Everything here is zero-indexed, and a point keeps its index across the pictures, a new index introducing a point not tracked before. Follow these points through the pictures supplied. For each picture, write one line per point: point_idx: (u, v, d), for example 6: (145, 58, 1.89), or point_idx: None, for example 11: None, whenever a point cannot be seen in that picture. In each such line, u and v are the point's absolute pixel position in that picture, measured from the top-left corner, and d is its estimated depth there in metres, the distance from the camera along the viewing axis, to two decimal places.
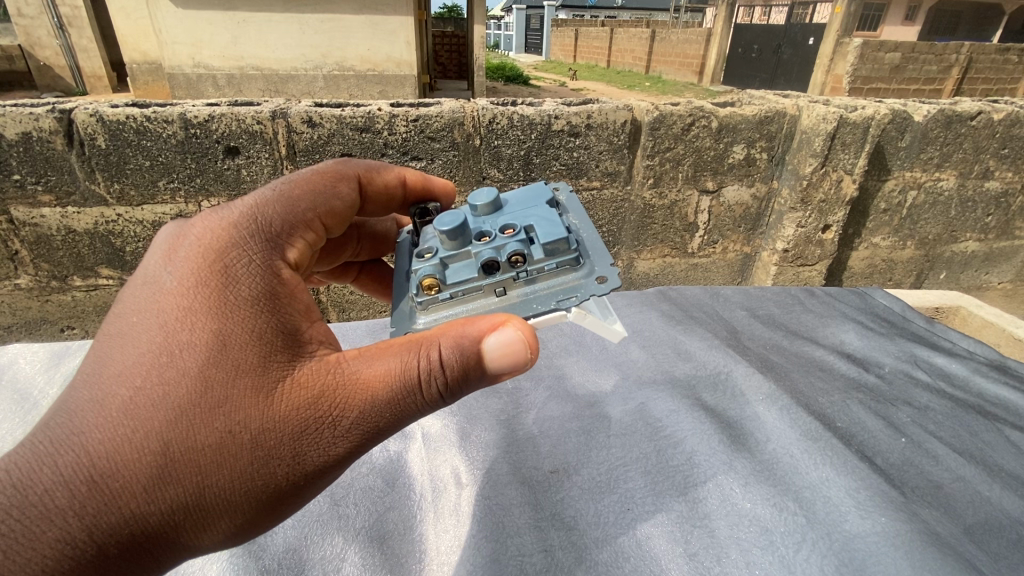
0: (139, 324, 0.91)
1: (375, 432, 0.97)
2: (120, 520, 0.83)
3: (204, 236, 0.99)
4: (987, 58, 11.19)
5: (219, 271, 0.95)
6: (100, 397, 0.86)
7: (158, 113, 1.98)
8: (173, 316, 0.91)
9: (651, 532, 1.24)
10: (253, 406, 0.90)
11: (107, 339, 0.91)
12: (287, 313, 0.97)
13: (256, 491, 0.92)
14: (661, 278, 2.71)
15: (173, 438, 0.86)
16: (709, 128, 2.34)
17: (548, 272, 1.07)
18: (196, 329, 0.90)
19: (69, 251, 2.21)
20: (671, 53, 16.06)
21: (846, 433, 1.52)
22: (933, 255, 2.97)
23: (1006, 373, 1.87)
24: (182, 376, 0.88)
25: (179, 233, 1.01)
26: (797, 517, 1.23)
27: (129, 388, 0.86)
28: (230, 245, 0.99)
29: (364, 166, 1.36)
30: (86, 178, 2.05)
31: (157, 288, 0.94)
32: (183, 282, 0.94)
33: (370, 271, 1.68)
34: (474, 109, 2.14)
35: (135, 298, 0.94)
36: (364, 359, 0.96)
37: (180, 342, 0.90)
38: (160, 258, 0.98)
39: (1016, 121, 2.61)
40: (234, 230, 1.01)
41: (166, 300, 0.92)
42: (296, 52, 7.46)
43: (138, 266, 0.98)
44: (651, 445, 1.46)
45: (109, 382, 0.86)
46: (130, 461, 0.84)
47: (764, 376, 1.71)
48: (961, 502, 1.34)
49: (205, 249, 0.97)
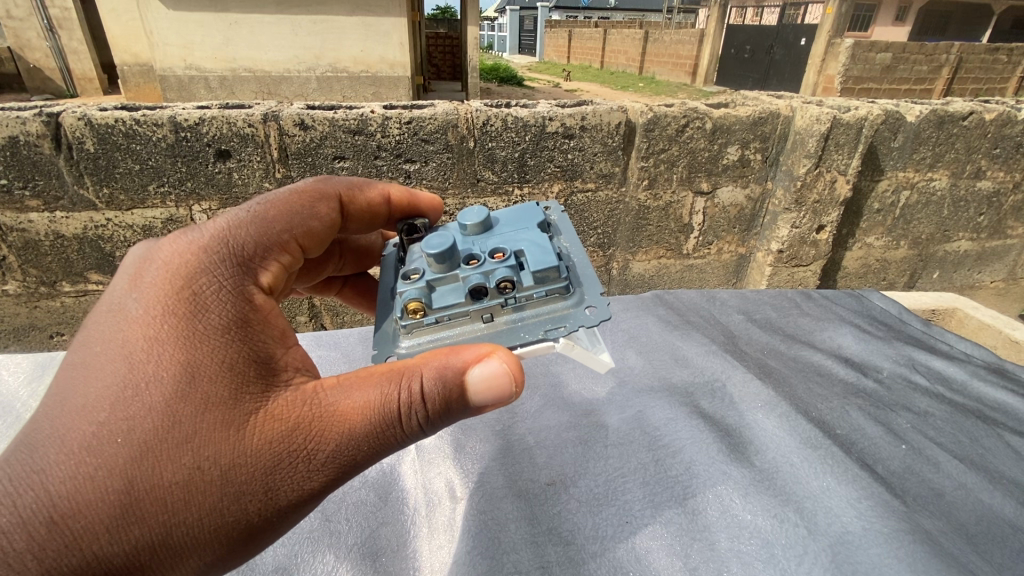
0: (104, 356, 0.88)
1: (352, 465, 0.95)
2: (81, 563, 0.81)
3: (172, 260, 0.97)
4: (976, 58, 11.27)
5: (187, 298, 0.93)
6: (60, 433, 0.83)
7: (148, 116, 1.94)
8: (139, 347, 0.88)
9: (649, 546, 1.22)
10: (224, 440, 0.88)
11: (68, 371, 0.88)
12: (260, 341, 0.95)
13: (226, 529, 0.90)
14: (656, 280, 2.69)
15: (138, 475, 0.84)
16: (703, 130, 2.32)
17: (536, 299, 1.06)
18: (163, 361, 0.88)
19: (57, 256, 2.17)
20: (665, 53, 16.10)
21: (846, 440, 1.50)
22: (927, 255, 2.96)
23: (1003, 376, 1.86)
24: (149, 411, 0.86)
25: (146, 256, 0.98)
26: (798, 529, 1.21)
27: (92, 423, 0.84)
28: (200, 269, 0.96)
29: (347, 183, 1.33)
30: (74, 182, 2.02)
31: (122, 316, 0.91)
32: (149, 309, 0.91)
33: (354, 284, 1.67)
34: (467, 111, 2.12)
35: (98, 327, 0.91)
36: (343, 388, 0.95)
37: (146, 375, 0.87)
38: (125, 284, 0.95)
39: (1007, 121, 2.61)
40: (203, 254, 0.98)
41: (130, 329, 0.89)
42: (288, 53, 7.41)
43: (104, 292, 0.96)
44: (649, 454, 1.44)
45: (71, 417, 0.84)
46: (93, 500, 0.81)
47: (762, 382, 1.69)
48: (963, 510, 1.32)
49: (173, 274, 0.95)
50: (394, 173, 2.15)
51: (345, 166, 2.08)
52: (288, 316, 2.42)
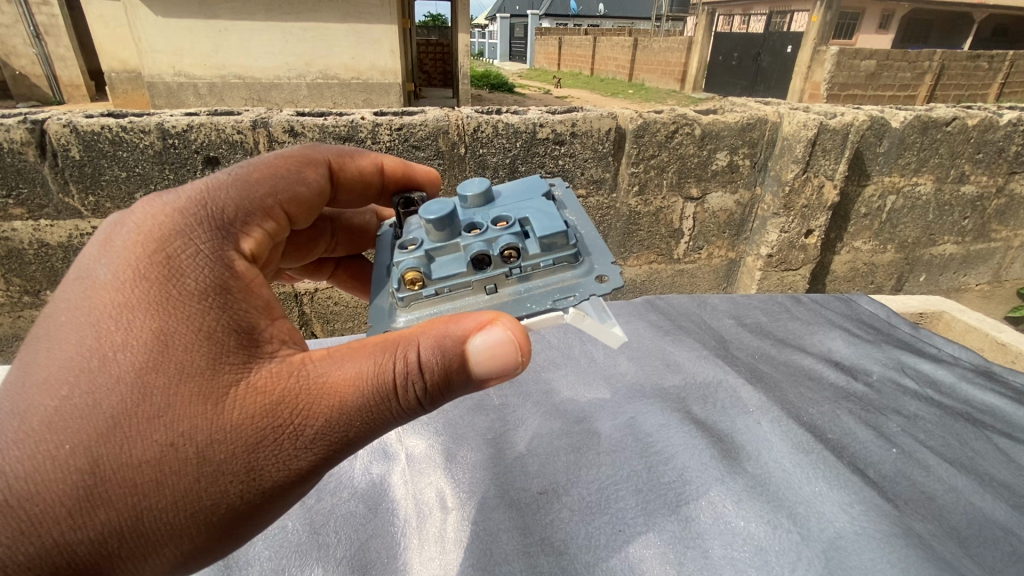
0: (69, 327, 0.86)
1: (341, 443, 0.94)
2: (41, 550, 0.79)
3: (144, 224, 0.95)
4: (958, 65, 11.44)
5: (161, 262, 0.91)
6: (21, 409, 0.81)
7: (135, 123, 1.92)
8: (107, 316, 0.86)
9: (643, 555, 1.21)
10: (200, 415, 0.86)
11: (33, 344, 0.87)
12: (239, 307, 0.93)
13: (204, 514, 0.88)
14: (647, 285, 2.69)
15: (106, 452, 0.82)
16: (692, 136, 2.33)
17: (541, 270, 1.05)
18: (133, 330, 0.86)
19: (42, 265, 2.14)
20: (654, 61, 16.22)
21: (837, 444, 1.50)
22: (913, 258, 2.98)
23: (991, 378, 1.87)
24: (116, 382, 0.84)
25: (119, 222, 0.96)
26: (791, 534, 1.21)
27: (55, 397, 0.82)
28: (175, 233, 0.94)
29: (336, 151, 1.34)
30: (59, 190, 1.99)
31: (92, 284, 0.89)
32: (119, 276, 0.89)
33: (349, 268, 1.66)
34: (458, 117, 2.11)
35: (65, 297, 0.89)
36: (332, 361, 0.93)
37: (115, 345, 0.85)
38: (98, 250, 0.93)
39: (989, 127, 2.64)
40: (179, 217, 0.96)
41: (100, 299, 0.88)
42: (278, 60, 7.39)
43: (74, 260, 0.94)
44: (640, 462, 1.43)
45: (33, 390, 0.82)
46: (54, 481, 0.79)
47: (754, 386, 1.69)
48: (954, 514, 1.32)
49: (146, 239, 0.93)
50: None
51: None
52: None
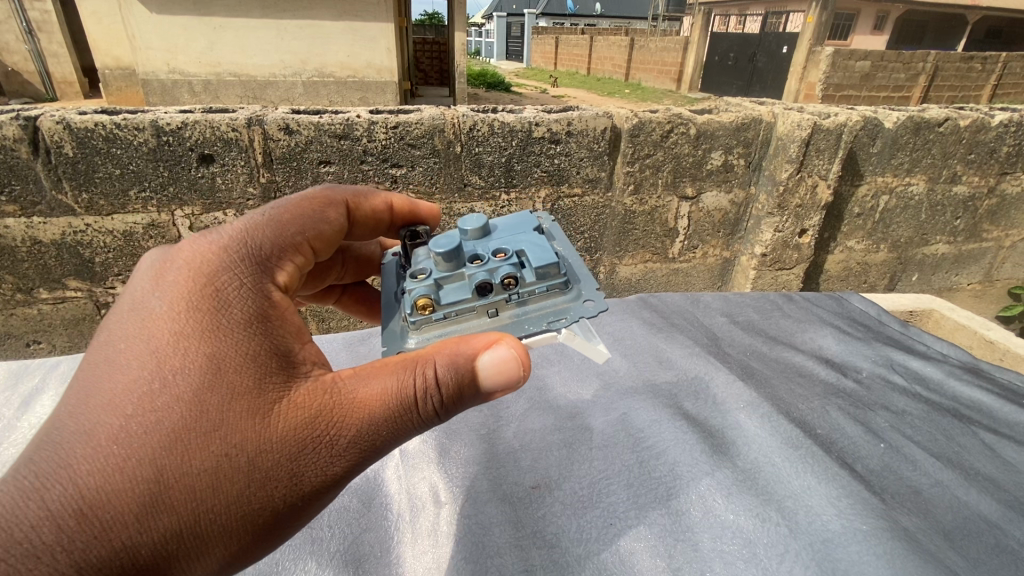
0: (126, 351, 0.87)
1: (377, 452, 0.96)
2: (108, 555, 0.79)
3: (192, 259, 0.97)
4: (951, 67, 11.50)
5: (209, 290, 0.93)
6: (83, 428, 0.81)
7: (129, 120, 1.92)
8: (163, 341, 0.88)
9: (634, 547, 1.22)
10: (251, 429, 0.87)
11: (86, 370, 0.87)
12: (280, 333, 0.96)
13: (254, 518, 0.89)
14: (642, 284, 2.70)
15: (169, 463, 0.83)
16: (687, 135, 2.34)
17: (537, 294, 1.08)
18: (188, 353, 0.88)
19: (35, 262, 2.13)
20: (650, 61, 16.25)
21: (826, 439, 1.51)
22: (906, 258, 3.00)
23: (979, 375, 1.89)
24: (174, 401, 0.85)
25: (166, 257, 0.98)
26: (779, 528, 1.22)
27: (118, 415, 0.83)
28: (221, 268, 0.96)
29: (352, 191, 1.33)
30: (53, 187, 1.98)
31: (145, 313, 0.90)
32: (172, 305, 0.91)
33: (353, 293, 1.64)
34: (454, 116, 2.12)
35: (116, 326, 0.90)
36: (361, 376, 0.95)
37: (171, 366, 0.87)
38: (147, 282, 0.94)
39: (981, 128, 2.66)
40: (223, 253, 0.98)
41: (155, 325, 0.89)
42: (274, 58, 7.37)
43: (124, 292, 0.95)
44: (632, 456, 1.44)
45: (96, 410, 0.83)
46: (121, 490, 0.80)
47: (744, 383, 1.71)
48: (940, 507, 1.33)
49: (195, 272, 0.95)
50: (381, 177, 2.15)
51: (331, 170, 2.09)
52: None
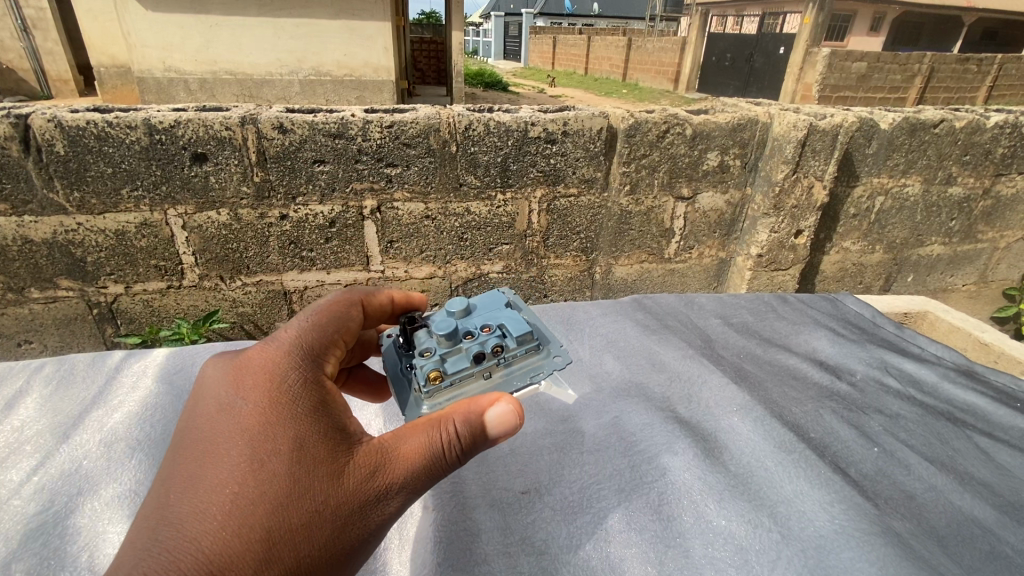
0: (220, 440, 0.94)
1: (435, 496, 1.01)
2: None
3: (260, 359, 1.03)
4: (948, 68, 11.52)
5: (281, 382, 0.99)
6: (195, 509, 0.87)
7: (121, 118, 1.90)
8: (252, 426, 0.94)
9: (624, 554, 1.21)
10: (334, 489, 0.93)
11: (185, 464, 0.93)
12: (340, 413, 1.02)
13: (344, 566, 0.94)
14: (638, 284, 2.69)
15: (274, 523, 0.88)
16: (683, 136, 2.33)
17: (519, 355, 1.11)
18: (274, 432, 0.94)
19: (25, 262, 2.10)
20: (647, 61, 16.24)
21: (820, 443, 1.51)
22: (901, 259, 3.00)
23: (974, 378, 1.89)
24: (270, 472, 0.91)
25: (235, 361, 1.04)
26: (771, 534, 1.21)
27: (227, 492, 0.88)
28: (286, 363, 1.02)
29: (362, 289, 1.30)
30: (44, 186, 1.96)
31: (229, 409, 0.97)
32: (253, 398, 0.97)
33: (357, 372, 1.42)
34: (449, 115, 2.10)
35: (203, 425, 0.96)
36: (401, 433, 0.99)
37: (261, 443, 0.93)
38: (224, 384, 1.01)
39: (977, 129, 2.66)
40: (284, 352, 1.04)
41: (241, 416, 0.96)
42: (270, 56, 7.34)
43: (203, 396, 1.01)
44: (624, 461, 1.43)
45: (205, 491, 0.88)
46: (239, 552, 0.85)
47: (738, 386, 1.70)
48: (934, 512, 1.33)
49: (266, 368, 1.01)
50: (375, 176, 2.15)
51: (325, 169, 2.08)
52: (268, 322, 2.43)
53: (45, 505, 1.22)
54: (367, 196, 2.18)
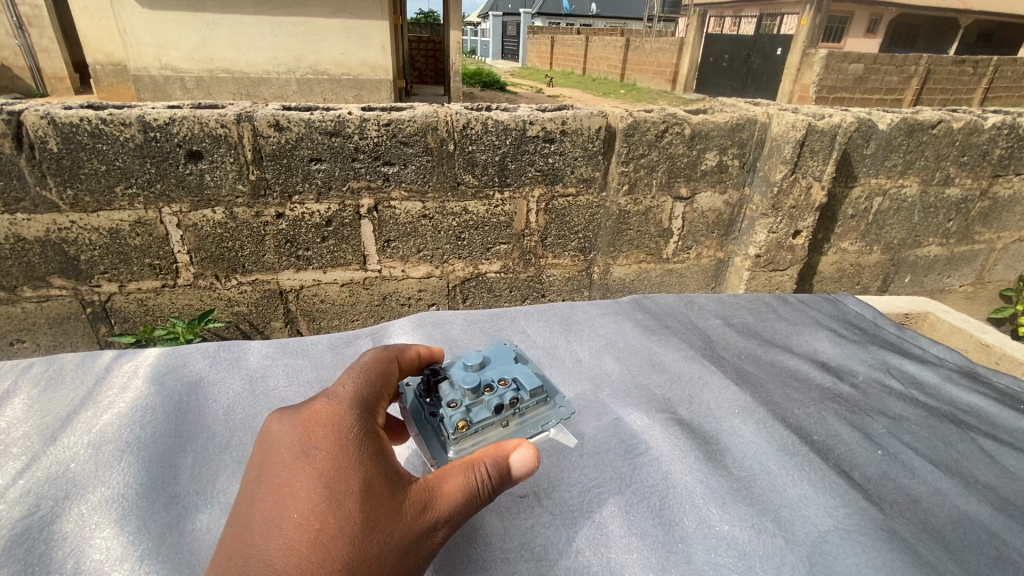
0: (290, 485, 0.90)
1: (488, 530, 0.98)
2: None
3: (318, 408, 1.00)
4: (944, 70, 11.53)
5: (342, 428, 0.97)
6: (273, 552, 0.82)
7: (115, 115, 1.87)
8: (321, 468, 0.91)
9: (625, 560, 1.18)
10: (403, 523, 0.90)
11: (255, 513, 0.88)
12: (394, 459, 0.99)
13: None
14: (636, 285, 2.67)
15: (357, 557, 0.84)
16: (682, 136, 2.31)
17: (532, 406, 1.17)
18: (342, 473, 0.91)
19: (18, 260, 2.07)
20: (644, 61, 16.23)
21: (823, 446, 1.49)
22: (899, 259, 2.99)
23: (976, 380, 1.87)
24: (344, 510, 0.87)
25: (291, 417, 1.00)
26: (775, 539, 1.19)
27: (310, 530, 0.84)
28: (343, 411, 1.00)
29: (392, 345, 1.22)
30: (37, 183, 1.93)
31: (294, 456, 0.93)
32: (318, 442, 0.94)
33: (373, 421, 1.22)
34: (447, 113, 2.08)
35: (271, 474, 0.92)
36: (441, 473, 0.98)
37: (332, 484, 0.89)
38: (288, 434, 0.98)
39: (975, 130, 2.64)
40: (340, 401, 1.02)
41: (308, 459, 0.92)
42: (266, 55, 7.30)
43: (266, 450, 0.97)
44: (625, 464, 1.40)
45: (287, 533, 0.84)
46: None
47: (739, 388, 1.68)
48: (939, 516, 1.31)
49: (326, 416, 0.98)
50: (372, 175, 2.12)
51: (322, 167, 2.06)
52: (263, 322, 2.40)
53: (31, 508, 1.11)
54: (363, 195, 2.16)
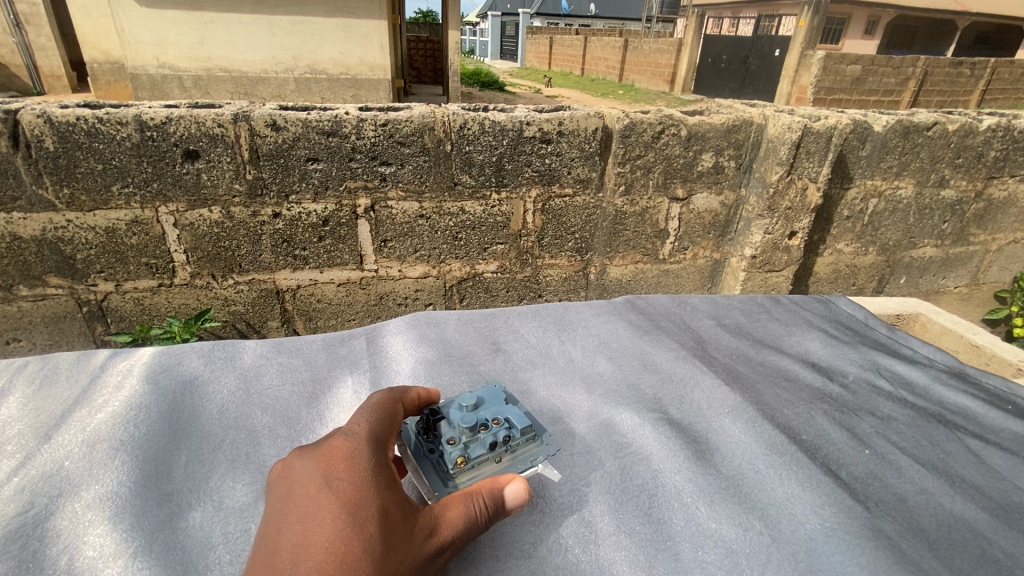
0: (315, 512, 0.89)
1: None
2: None
3: (337, 442, 1.01)
4: (942, 72, 11.56)
5: (359, 462, 0.98)
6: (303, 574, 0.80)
7: (112, 114, 1.88)
8: (344, 497, 0.91)
9: (613, 557, 1.19)
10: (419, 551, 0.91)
11: (279, 540, 0.86)
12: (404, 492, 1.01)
13: None
14: (632, 285, 2.68)
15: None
16: (678, 137, 2.33)
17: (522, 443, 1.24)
18: (364, 501, 0.92)
19: (14, 259, 2.08)
20: (643, 62, 16.26)
21: (811, 446, 1.50)
22: (894, 260, 3.01)
23: (965, 381, 1.89)
24: (369, 534, 0.87)
25: (307, 451, 1.01)
26: (762, 537, 1.20)
27: (339, 553, 0.83)
28: (360, 446, 1.01)
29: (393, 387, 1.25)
30: (33, 182, 1.94)
31: (316, 485, 0.93)
32: (340, 473, 0.95)
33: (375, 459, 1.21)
34: (444, 114, 2.10)
35: (294, 506, 0.91)
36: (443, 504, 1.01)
37: (355, 510, 0.90)
38: (308, 468, 0.97)
39: (969, 132, 2.67)
40: (356, 436, 1.03)
41: (331, 489, 0.92)
42: (265, 53, 7.30)
43: (286, 484, 0.96)
44: (615, 462, 1.41)
45: (315, 557, 0.82)
46: None
47: (730, 388, 1.70)
48: (924, 515, 1.32)
49: (345, 449, 0.99)
50: (369, 175, 2.14)
51: (319, 167, 2.07)
52: (260, 321, 2.41)
53: (25, 505, 1.12)
54: (360, 195, 2.17)
